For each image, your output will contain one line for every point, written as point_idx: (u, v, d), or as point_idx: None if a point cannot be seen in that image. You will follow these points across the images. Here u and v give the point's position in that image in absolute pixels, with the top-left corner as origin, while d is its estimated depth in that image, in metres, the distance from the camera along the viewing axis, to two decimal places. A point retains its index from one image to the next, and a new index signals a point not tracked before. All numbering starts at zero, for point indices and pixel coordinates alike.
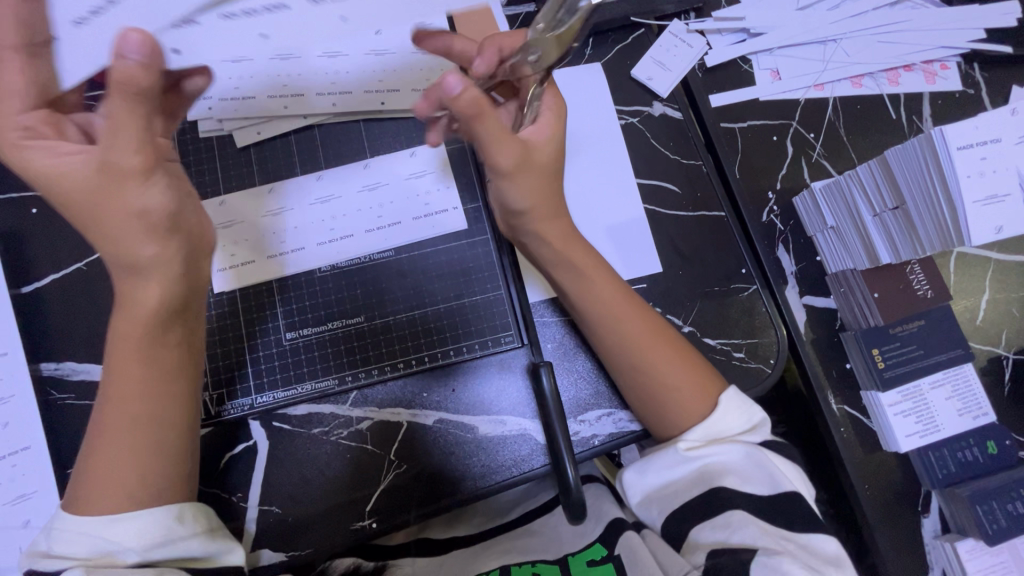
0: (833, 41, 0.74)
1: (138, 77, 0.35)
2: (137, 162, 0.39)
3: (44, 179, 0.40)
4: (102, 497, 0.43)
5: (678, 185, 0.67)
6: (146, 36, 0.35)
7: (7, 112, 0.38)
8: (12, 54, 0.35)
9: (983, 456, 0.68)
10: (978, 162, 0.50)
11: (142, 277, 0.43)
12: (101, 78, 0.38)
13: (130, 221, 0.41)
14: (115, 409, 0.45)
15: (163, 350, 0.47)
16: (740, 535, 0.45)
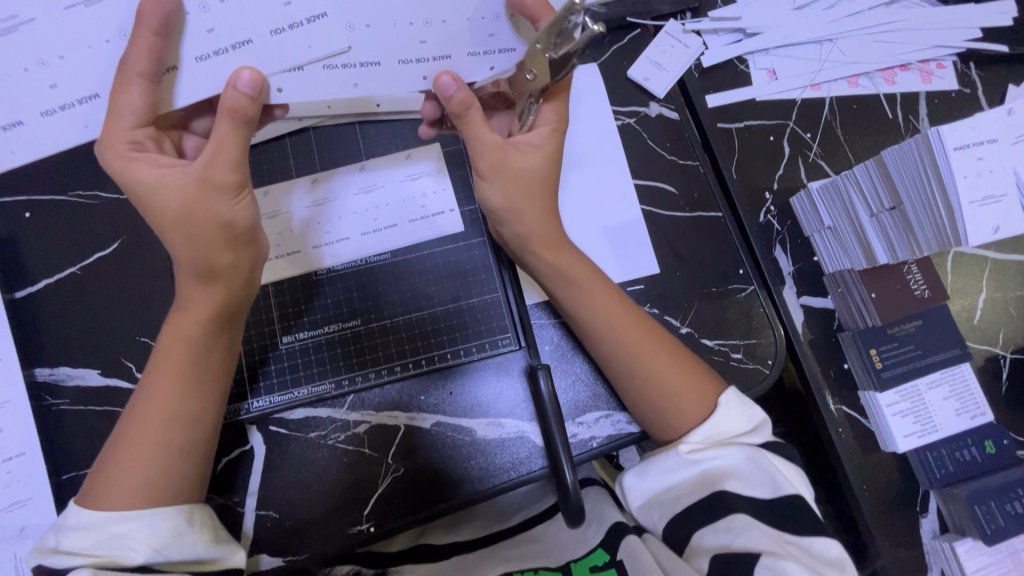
0: (829, 40, 0.74)
1: (243, 105, 0.40)
2: (214, 173, 0.42)
3: (145, 193, 0.43)
4: (125, 491, 0.43)
5: (675, 186, 0.67)
6: (257, 75, 0.40)
7: (119, 127, 0.41)
8: (139, 82, 0.39)
9: (981, 455, 0.68)
10: (975, 162, 0.50)
11: (211, 278, 0.46)
12: (129, 76, 0.39)
13: (214, 230, 0.43)
14: (153, 403, 0.46)
15: (215, 353, 0.48)
16: (743, 538, 0.45)
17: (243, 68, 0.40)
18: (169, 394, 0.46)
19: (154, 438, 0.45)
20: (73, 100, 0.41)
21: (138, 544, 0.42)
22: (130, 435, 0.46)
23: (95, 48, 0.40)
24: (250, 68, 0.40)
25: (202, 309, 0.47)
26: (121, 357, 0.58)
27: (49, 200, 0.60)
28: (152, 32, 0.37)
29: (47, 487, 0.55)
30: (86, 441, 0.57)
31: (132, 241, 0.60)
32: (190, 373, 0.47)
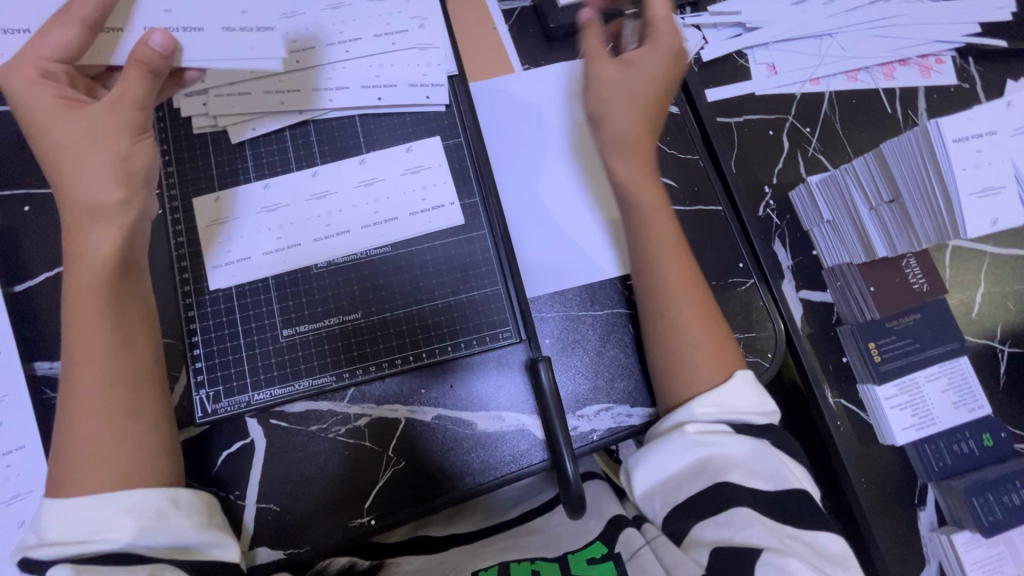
0: (828, 35, 0.74)
1: (149, 58, 0.46)
2: (121, 114, 0.47)
3: (37, 125, 0.46)
4: (85, 471, 0.43)
5: (674, 180, 0.67)
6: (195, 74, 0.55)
7: (34, 54, 0.46)
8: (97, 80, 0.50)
9: (979, 448, 0.68)
10: (975, 154, 0.50)
11: (103, 214, 0.47)
12: (70, 19, 0.45)
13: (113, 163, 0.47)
14: (84, 380, 0.46)
15: (129, 310, 0.50)
16: (743, 533, 0.45)
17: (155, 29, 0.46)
18: (97, 353, 0.47)
19: (90, 396, 0.46)
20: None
21: (121, 526, 0.42)
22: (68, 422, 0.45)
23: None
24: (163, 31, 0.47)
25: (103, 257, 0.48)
26: None
27: (49, 193, 0.60)
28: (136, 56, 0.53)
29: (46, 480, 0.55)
30: None
31: None
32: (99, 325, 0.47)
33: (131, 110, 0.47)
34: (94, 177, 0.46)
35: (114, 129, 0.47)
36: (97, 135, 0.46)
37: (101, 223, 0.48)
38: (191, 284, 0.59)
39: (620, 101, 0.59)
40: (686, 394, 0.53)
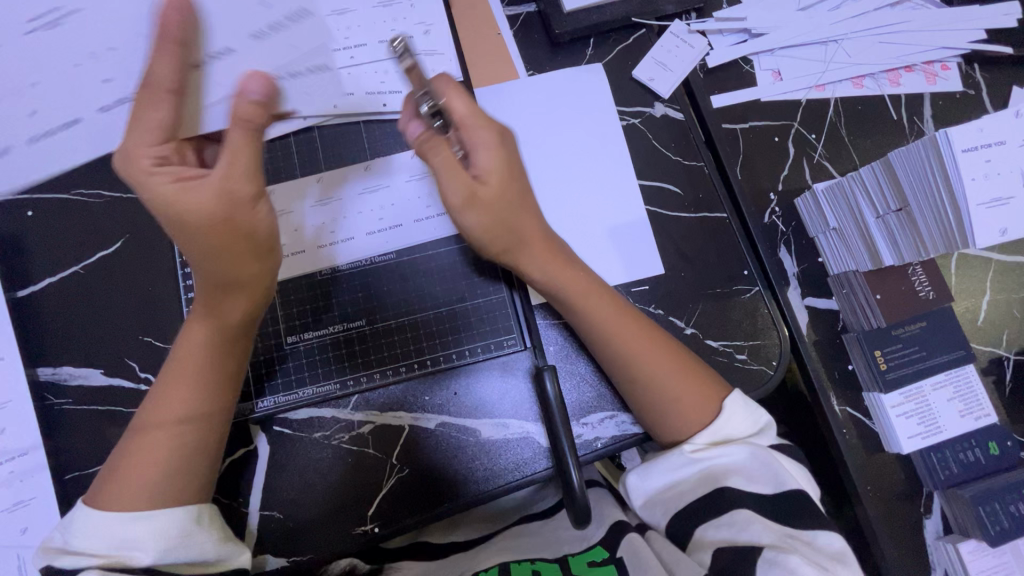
0: (834, 41, 0.74)
1: (249, 111, 0.43)
2: (234, 185, 0.43)
3: (163, 205, 0.43)
4: (129, 493, 0.45)
5: (680, 186, 0.67)
6: (265, 81, 0.44)
7: (143, 144, 0.44)
8: (168, 97, 0.45)
9: (985, 456, 0.68)
10: (983, 164, 0.50)
11: (233, 288, 0.47)
12: (157, 90, 0.44)
13: (240, 239, 0.45)
14: (163, 413, 0.48)
15: (230, 360, 0.50)
16: (745, 532, 0.45)
17: (253, 77, 0.44)
18: (180, 395, 0.48)
19: (162, 432, 0.47)
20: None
21: (145, 544, 0.43)
22: (134, 448, 0.47)
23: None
24: (260, 77, 0.44)
25: (213, 316, 0.49)
26: (125, 357, 0.58)
27: (51, 198, 0.60)
28: (173, 40, 0.45)
29: (50, 487, 0.55)
30: (91, 441, 0.56)
31: (135, 240, 0.60)
32: (202, 373, 0.49)
33: (240, 185, 0.44)
34: (210, 260, 0.45)
35: (225, 205, 0.43)
36: (207, 214, 0.43)
37: (228, 296, 0.48)
38: (195, 290, 0.58)
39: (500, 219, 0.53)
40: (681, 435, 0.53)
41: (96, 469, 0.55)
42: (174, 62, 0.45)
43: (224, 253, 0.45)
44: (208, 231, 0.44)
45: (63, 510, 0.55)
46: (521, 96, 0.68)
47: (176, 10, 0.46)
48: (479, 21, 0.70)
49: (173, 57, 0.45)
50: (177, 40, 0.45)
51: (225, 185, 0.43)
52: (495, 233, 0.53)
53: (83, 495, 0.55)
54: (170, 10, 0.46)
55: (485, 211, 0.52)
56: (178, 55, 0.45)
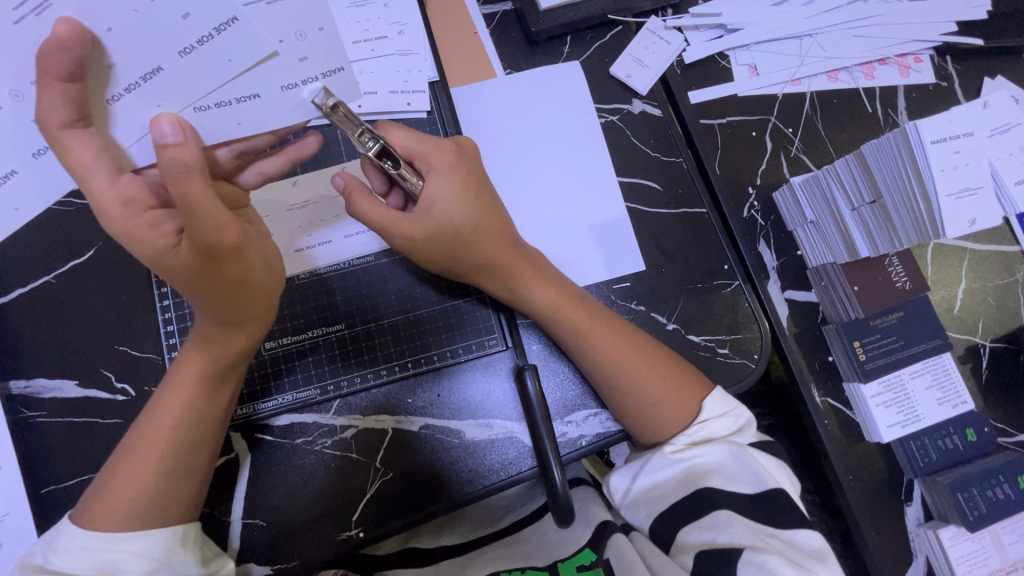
0: (809, 36, 0.74)
1: (176, 154, 0.36)
2: (214, 236, 0.39)
3: (139, 251, 0.40)
4: (116, 515, 0.44)
5: (659, 182, 0.67)
6: (177, 121, 0.37)
7: (105, 188, 0.38)
8: (69, 133, 0.36)
9: (963, 443, 0.69)
10: (953, 155, 0.51)
11: (230, 326, 0.47)
12: (52, 131, 0.35)
13: (226, 286, 0.43)
14: (157, 434, 0.47)
15: (228, 383, 0.50)
16: (725, 534, 0.45)
17: (162, 117, 0.37)
18: (177, 419, 0.47)
19: (161, 453, 0.47)
20: None
21: (128, 563, 0.43)
22: (125, 466, 0.46)
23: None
24: (169, 115, 0.37)
25: (213, 349, 0.48)
26: (100, 367, 0.57)
27: None
28: (59, 78, 0.33)
29: (26, 502, 0.54)
30: (66, 454, 0.55)
31: (109, 249, 0.59)
32: (200, 400, 0.48)
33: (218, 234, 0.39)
34: (205, 300, 0.44)
35: (205, 261, 0.40)
36: (196, 260, 0.40)
37: (226, 332, 0.47)
38: (170, 298, 0.58)
39: (465, 236, 0.53)
40: (660, 434, 0.53)
41: (73, 482, 0.55)
42: (66, 100, 0.34)
43: (219, 294, 0.43)
44: (202, 272, 0.41)
45: (38, 525, 0.54)
46: (497, 97, 0.67)
47: (57, 46, 0.32)
48: (454, 19, 0.69)
49: (61, 94, 0.34)
50: (65, 78, 0.33)
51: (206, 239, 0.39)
52: (441, 256, 0.54)
53: (59, 511, 0.54)
54: (52, 47, 0.32)
55: (431, 236, 0.52)
56: (72, 93, 0.34)
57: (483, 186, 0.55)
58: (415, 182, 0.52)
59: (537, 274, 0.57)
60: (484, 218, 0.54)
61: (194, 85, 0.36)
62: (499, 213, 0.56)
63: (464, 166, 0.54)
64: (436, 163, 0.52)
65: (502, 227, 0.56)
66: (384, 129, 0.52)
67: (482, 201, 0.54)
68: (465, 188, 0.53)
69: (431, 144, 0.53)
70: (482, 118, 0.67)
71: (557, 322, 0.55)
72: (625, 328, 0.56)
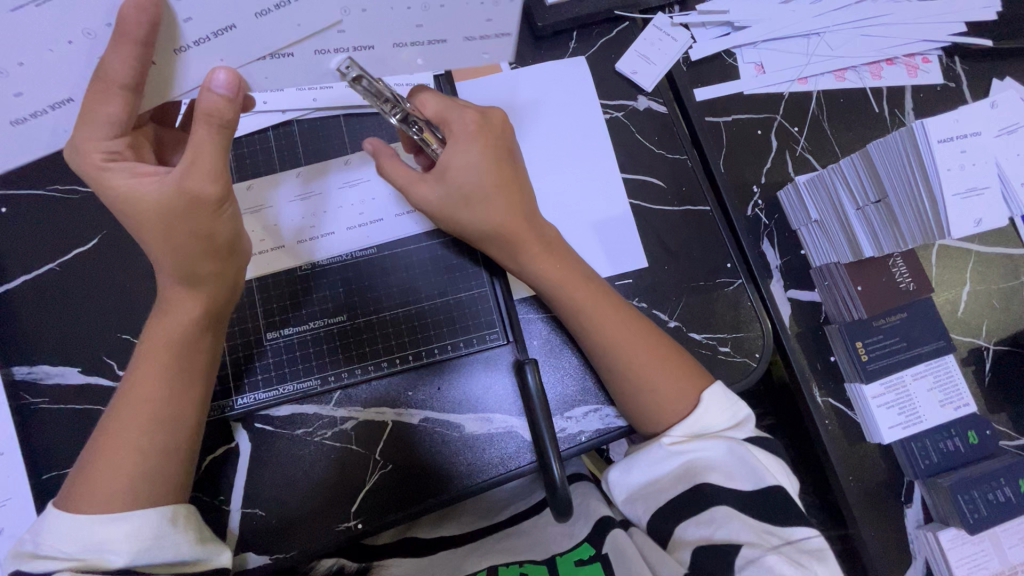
0: (817, 34, 0.74)
1: (217, 108, 0.40)
2: (196, 187, 0.42)
3: (117, 200, 0.42)
4: (97, 496, 0.44)
5: (664, 179, 0.67)
6: (234, 75, 0.40)
7: (93, 139, 0.40)
8: (120, 93, 0.38)
9: (965, 446, 0.68)
10: (959, 154, 0.51)
11: (196, 286, 0.47)
12: (108, 87, 0.38)
13: (195, 244, 0.44)
14: (133, 407, 0.47)
15: (202, 350, 0.50)
16: (723, 530, 0.45)
17: (216, 68, 0.40)
18: (150, 392, 0.47)
19: (137, 426, 0.46)
20: (41, 107, 0.39)
21: (117, 546, 0.43)
22: (103, 443, 0.46)
23: (55, 50, 0.36)
24: (225, 68, 0.40)
25: (182, 313, 0.48)
26: (102, 355, 0.57)
27: (24, 194, 0.59)
28: (137, 41, 0.36)
29: (27, 487, 0.54)
30: (67, 440, 0.56)
31: (112, 236, 0.59)
32: (175, 373, 0.48)
33: (202, 185, 0.42)
34: (167, 258, 0.45)
35: (179, 208, 0.42)
36: (170, 208, 0.42)
37: (184, 292, 0.47)
38: None
39: (476, 201, 0.53)
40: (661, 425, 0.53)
41: (73, 468, 0.55)
42: (131, 61, 0.37)
43: (183, 256, 0.44)
44: (167, 227, 0.43)
45: (38, 509, 0.54)
46: (503, 92, 0.67)
47: (135, 7, 0.35)
48: None
49: (131, 55, 0.36)
50: (139, 41, 0.36)
51: (187, 187, 0.42)
52: (453, 220, 0.54)
53: None
54: (130, 7, 0.35)
55: (443, 200, 0.53)
56: (141, 55, 0.37)
57: (507, 154, 0.54)
58: (437, 147, 0.53)
59: (549, 250, 0.56)
60: (502, 190, 0.54)
61: (257, 39, 0.39)
62: (525, 189, 0.56)
63: (488, 133, 0.53)
64: (458, 132, 0.52)
65: (527, 199, 0.56)
66: (416, 95, 0.54)
67: (507, 170, 0.54)
68: (486, 158, 0.53)
69: (455, 110, 0.53)
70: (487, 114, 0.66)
71: (569, 303, 0.55)
72: (630, 311, 0.56)
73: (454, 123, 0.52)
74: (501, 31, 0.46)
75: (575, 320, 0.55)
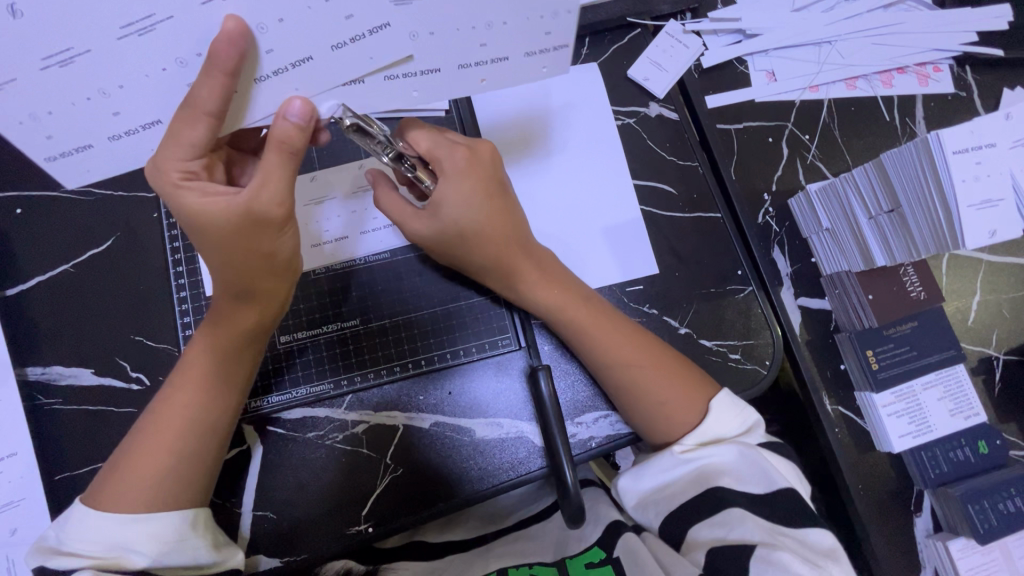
0: (828, 43, 0.74)
1: (290, 136, 0.39)
2: (264, 208, 0.41)
3: (186, 218, 0.42)
4: (126, 494, 0.44)
5: (676, 186, 0.67)
6: (309, 104, 0.39)
7: (171, 159, 0.39)
8: (206, 120, 0.37)
9: (974, 455, 0.68)
10: (974, 166, 0.51)
11: (248, 300, 0.47)
12: (195, 113, 0.37)
13: (259, 261, 0.44)
14: (172, 410, 0.48)
15: (244, 362, 0.50)
16: (737, 531, 0.45)
17: (294, 97, 0.39)
18: (189, 398, 0.48)
19: (173, 429, 0.47)
20: (134, 127, 0.38)
21: (139, 546, 0.43)
22: (140, 441, 0.47)
23: (152, 76, 0.35)
24: (302, 97, 0.39)
25: (227, 325, 0.48)
26: (116, 356, 0.57)
27: (41, 196, 0.59)
28: (224, 72, 0.35)
29: (40, 488, 0.55)
30: (80, 441, 0.56)
31: (127, 238, 0.59)
32: (215, 382, 0.49)
33: (272, 207, 0.41)
34: (229, 275, 0.44)
35: (249, 227, 0.42)
36: (238, 228, 0.42)
37: (237, 306, 0.47)
38: (186, 290, 0.58)
39: (466, 237, 0.54)
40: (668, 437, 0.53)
41: (86, 470, 0.55)
42: (218, 92, 0.36)
43: (244, 271, 0.44)
44: (231, 244, 0.42)
45: (51, 510, 0.54)
46: (516, 98, 0.67)
47: (227, 40, 0.34)
48: None
49: (219, 86, 0.35)
50: (228, 72, 0.35)
51: (255, 207, 0.41)
52: (446, 254, 0.56)
53: (73, 498, 0.54)
54: (221, 41, 0.34)
55: (436, 236, 0.54)
56: (229, 85, 0.36)
57: (500, 184, 0.55)
58: (430, 184, 0.53)
59: (545, 276, 0.56)
60: (494, 224, 0.54)
61: (332, 72, 0.38)
62: (516, 219, 0.56)
63: (477, 167, 0.53)
64: (447, 169, 0.52)
65: (517, 229, 0.56)
66: (407, 129, 0.53)
67: (498, 204, 0.54)
68: (476, 194, 0.53)
69: (446, 147, 0.52)
70: (500, 120, 0.67)
71: (566, 324, 0.56)
72: (631, 326, 0.57)
73: (443, 158, 0.52)
74: (561, 42, 0.41)
75: (571, 339, 0.56)
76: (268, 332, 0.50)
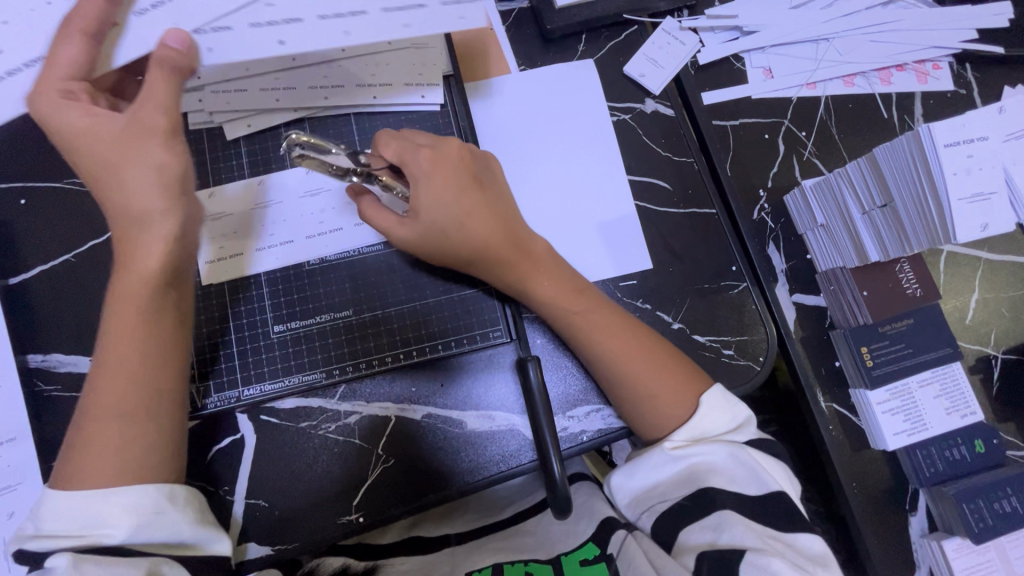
0: (825, 40, 0.74)
1: (169, 58, 0.43)
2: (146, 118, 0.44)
3: (72, 136, 0.44)
4: (88, 472, 0.44)
5: (670, 183, 0.68)
6: (187, 35, 0.44)
7: (52, 75, 0.43)
8: (80, 37, 0.43)
9: (971, 454, 0.68)
10: (966, 159, 0.51)
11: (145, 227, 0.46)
12: (71, 32, 0.42)
13: (149, 175, 0.45)
14: (111, 379, 0.47)
15: (168, 313, 0.48)
16: (728, 535, 0.45)
17: (171, 29, 0.44)
18: (124, 362, 0.47)
19: (117, 397, 0.46)
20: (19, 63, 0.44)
21: (116, 524, 0.43)
22: (87, 420, 0.46)
23: (35, 11, 0.44)
24: (178, 29, 0.44)
25: (140, 271, 0.47)
26: None
27: (45, 187, 0.60)
28: (82, 31, 0.42)
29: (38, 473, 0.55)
30: None
31: None
32: (146, 339, 0.47)
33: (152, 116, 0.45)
34: (130, 195, 0.45)
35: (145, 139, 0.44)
36: (123, 139, 0.44)
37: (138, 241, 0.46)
38: None
39: (446, 238, 0.55)
40: (661, 429, 0.53)
41: None
42: (79, 51, 0.43)
43: (144, 188, 0.45)
44: (123, 156, 0.44)
45: None
46: (509, 94, 0.68)
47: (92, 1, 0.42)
48: None
49: (86, 18, 0.42)
50: (88, 29, 0.43)
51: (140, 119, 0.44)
52: (438, 258, 0.56)
53: None
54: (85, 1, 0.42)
55: (422, 238, 0.55)
56: (86, 43, 0.43)
57: (470, 176, 0.56)
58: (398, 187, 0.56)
59: (541, 265, 0.57)
60: (475, 219, 0.55)
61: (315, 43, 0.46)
62: (501, 212, 0.57)
63: (444, 163, 0.55)
64: (415, 172, 0.54)
65: (505, 223, 0.56)
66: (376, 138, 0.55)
67: (473, 198, 0.55)
68: (449, 188, 0.54)
69: (409, 149, 0.54)
70: (496, 115, 0.67)
71: (564, 318, 0.56)
72: (628, 321, 0.56)
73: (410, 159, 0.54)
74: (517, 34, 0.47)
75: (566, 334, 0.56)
76: (178, 271, 0.49)
